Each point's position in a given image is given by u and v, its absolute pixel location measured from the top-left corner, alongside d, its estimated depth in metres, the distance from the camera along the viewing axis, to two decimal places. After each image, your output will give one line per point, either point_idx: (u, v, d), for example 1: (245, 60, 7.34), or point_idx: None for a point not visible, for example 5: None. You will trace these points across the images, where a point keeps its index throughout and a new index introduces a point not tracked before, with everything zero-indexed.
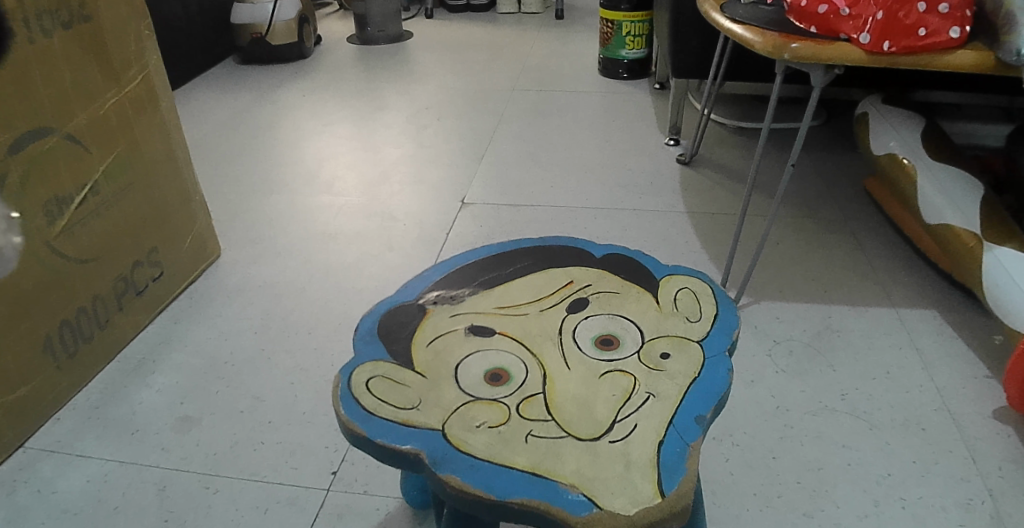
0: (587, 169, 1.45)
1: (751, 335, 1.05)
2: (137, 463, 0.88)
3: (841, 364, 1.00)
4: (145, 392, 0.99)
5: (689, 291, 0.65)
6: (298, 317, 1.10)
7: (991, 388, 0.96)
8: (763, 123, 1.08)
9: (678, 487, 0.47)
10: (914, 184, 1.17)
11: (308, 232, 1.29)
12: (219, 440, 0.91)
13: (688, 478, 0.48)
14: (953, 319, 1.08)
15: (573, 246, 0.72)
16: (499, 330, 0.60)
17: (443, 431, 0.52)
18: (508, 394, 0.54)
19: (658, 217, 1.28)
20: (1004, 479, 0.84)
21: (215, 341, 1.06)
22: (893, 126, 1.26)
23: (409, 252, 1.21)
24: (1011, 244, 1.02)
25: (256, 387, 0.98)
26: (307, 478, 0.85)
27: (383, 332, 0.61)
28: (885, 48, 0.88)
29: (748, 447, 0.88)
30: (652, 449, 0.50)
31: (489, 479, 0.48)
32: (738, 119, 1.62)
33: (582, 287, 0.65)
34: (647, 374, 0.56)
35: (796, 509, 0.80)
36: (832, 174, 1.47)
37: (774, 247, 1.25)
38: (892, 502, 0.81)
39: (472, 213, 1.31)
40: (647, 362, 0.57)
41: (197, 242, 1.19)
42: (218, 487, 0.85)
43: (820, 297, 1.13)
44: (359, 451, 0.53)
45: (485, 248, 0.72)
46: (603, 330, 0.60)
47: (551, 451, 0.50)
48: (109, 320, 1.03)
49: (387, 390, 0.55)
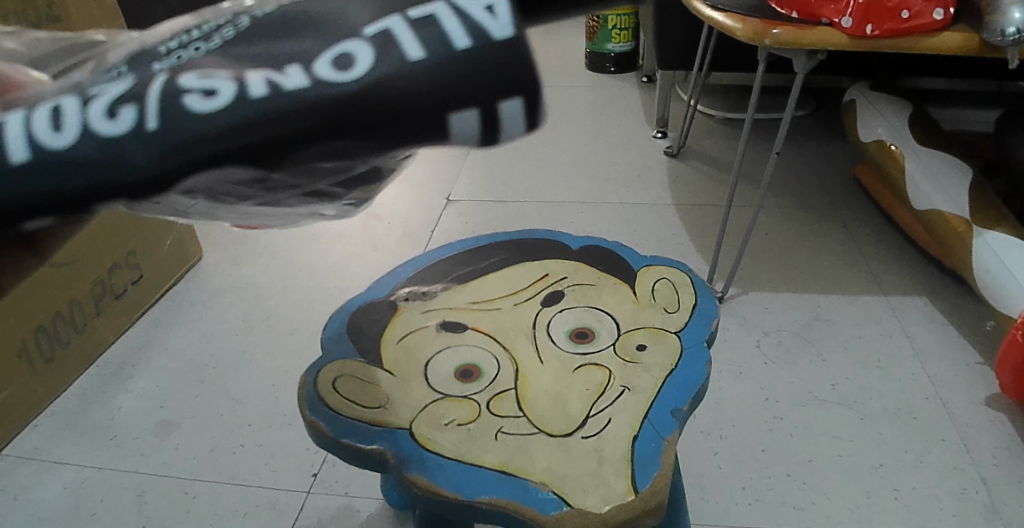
0: (574, 163, 1.43)
1: (739, 327, 1.04)
2: (116, 469, 0.86)
3: (831, 354, 0.98)
4: (124, 396, 0.97)
5: (667, 281, 0.64)
6: (280, 318, 1.08)
7: (983, 375, 0.94)
8: (747, 112, 1.06)
9: (652, 483, 0.46)
10: (902, 171, 1.15)
11: (291, 233, 1.27)
12: (199, 443, 0.89)
13: (663, 473, 0.47)
14: (944, 306, 1.07)
15: (550, 238, 0.70)
16: (471, 325, 0.59)
17: (411, 429, 0.50)
18: (478, 391, 0.53)
19: (645, 210, 1.26)
20: (999, 467, 0.82)
21: (196, 344, 1.05)
22: (881, 113, 1.25)
23: (393, 250, 1.20)
24: (1001, 228, 1.00)
25: (236, 390, 0.96)
26: (286, 480, 0.84)
27: (352, 330, 0.60)
28: (867, 31, 0.86)
29: (737, 439, 0.87)
30: (626, 443, 0.48)
31: (457, 478, 0.47)
32: (725, 110, 1.60)
33: (558, 280, 0.64)
34: (622, 367, 0.55)
35: (785, 502, 0.79)
36: (821, 162, 1.46)
37: (763, 237, 1.24)
38: (884, 494, 0.80)
39: (457, 210, 1.29)
40: (623, 355, 0.56)
41: (179, 245, 1.17)
42: (197, 491, 0.83)
43: (810, 287, 1.11)
44: (326, 453, 0.51)
45: (460, 242, 0.70)
46: (577, 323, 0.59)
47: (521, 448, 0.48)
48: (87, 325, 1.01)
49: (355, 389, 0.54)
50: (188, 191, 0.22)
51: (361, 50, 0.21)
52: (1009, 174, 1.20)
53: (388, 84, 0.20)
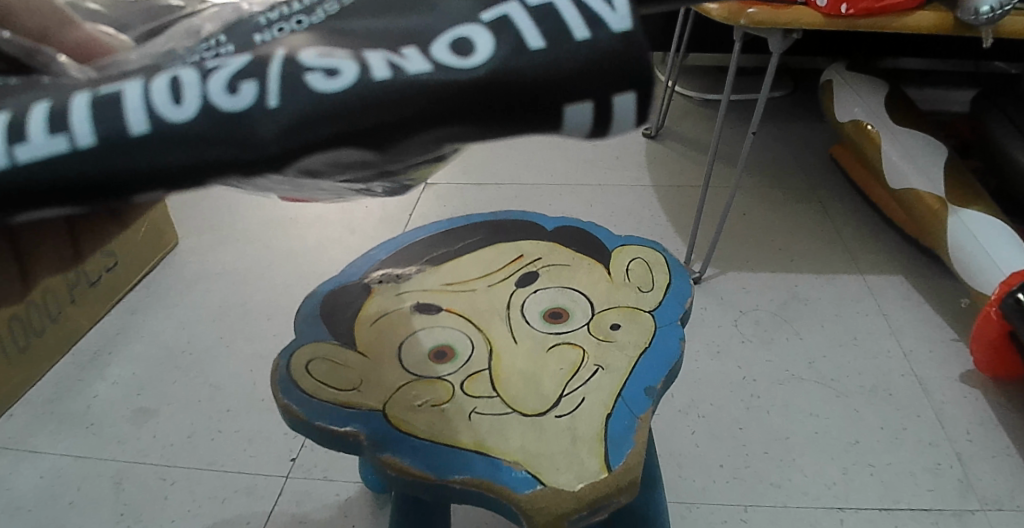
0: (552, 145, 1.42)
1: (717, 306, 1.04)
2: (92, 457, 0.86)
3: (808, 332, 0.99)
4: (100, 384, 0.96)
5: (642, 261, 0.64)
6: (257, 303, 1.07)
7: (957, 352, 0.96)
8: (723, 93, 1.06)
9: (626, 461, 0.46)
10: (879, 151, 1.16)
11: (268, 217, 1.26)
12: (177, 430, 0.88)
13: (637, 451, 0.47)
14: (919, 284, 1.08)
15: (525, 219, 0.70)
16: (445, 307, 0.59)
17: (385, 411, 0.50)
18: (452, 372, 0.53)
19: (623, 191, 1.27)
20: (972, 442, 0.84)
21: (172, 331, 1.03)
22: (858, 93, 1.25)
23: (370, 234, 1.19)
24: (976, 207, 1.01)
25: (213, 376, 0.96)
26: (265, 466, 0.83)
27: (325, 313, 0.59)
28: (842, 10, 0.86)
29: (714, 418, 0.87)
30: (599, 422, 0.49)
31: (431, 458, 0.47)
32: (704, 91, 1.60)
33: (533, 261, 0.64)
34: (596, 346, 0.55)
35: (762, 480, 0.80)
36: (799, 143, 1.46)
37: (741, 217, 1.24)
38: (860, 470, 0.81)
39: (435, 193, 1.29)
40: (597, 334, 0.56)
41: (154, 231, 1.15)
42: (175, 477, 0.83)
43: (787, 266, 1.12)
44: (302, 437, 0.51)
45: (435, 224, 0.70)
46: (552, 303, 0.59)
47: (494, 428, 0.48)
48: (62, 313, 0.99)
49: (328, 372, 0.53)
50: (307, 168, 0.23)
51: (478, 35, 0.23)
52: (983, 153, 1.21)
53: (512, 73, 0.22)
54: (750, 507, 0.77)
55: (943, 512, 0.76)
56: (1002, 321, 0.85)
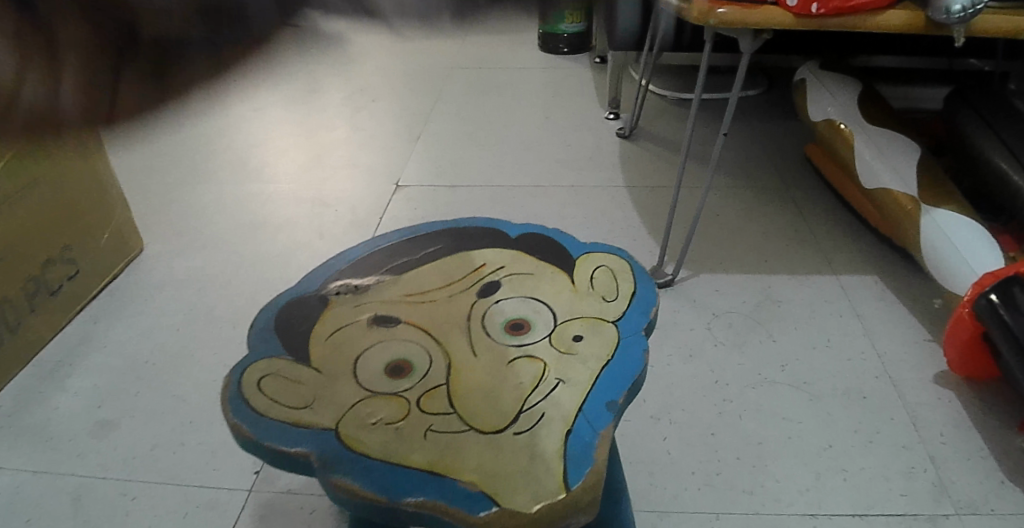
0: (526, 146, 1.41)
1: (690, 309, 1.04)
2: (50, 472, 0.83)
3: (781, 334, 0.99)
4: (61, 396, 0.93)
5: (607, 269, 0.63)
6: (223, 310, 1.05)
7: (931, 353, 0.95)
8: (695, 93, 1.05)
9: (584, 480, 0.45)
10: (853, 151, 1.16)
11: (236, 222, 1.23)
12: (138, 443, 0.86)
13: (596, 469, 0.45)
14: (893, 284, 1.08)
15: (488, 226, 0.68)
16: (404, 319, 0.57)
17: (338, 430, 0.48)
18: (409, 388, 0.51)
19: (597, 192, 1.25)
20: (946, 445, 0.83)
21: (136, 340, 1.01)
22: (831, 92, 1.25)
23: (340, 238, 1.17)
24: (949, 206, 1.01)
25: (177, 387, 0.93)
26: (229, 479, 0.81)
27: (280, 326, 0.57)
28: (812, 9, 0.85)
29: (687, 423, 0.86)
30: (559, 438, 0.47)
31: (385, 480, 0.45)
32: (678, 90, 1.60)
33: (496, 269, 0.62)
34: (557, 358, 0.53)
35: (735, 486, 0.79)
36: (774, 142, 1.46)
37: (715, 218, 1.23)
38: (834, 475, 0.80)
39: (406, 196, 1.27)
40: (559, 346, 0.54)
41: (117, 236, 1.13)
42: (136, 492, 0.80)
43: (761, 267, 1.11)
44: (254, 458, 0.49)
45: (397, 231, 0.68)
46: (514, 314, 0.57)
47: (450, 447, 0.47)
48: (20, 324, 0.97)
49: (280, 388, 0.52)
50: None
51: None
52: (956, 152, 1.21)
53: None
54: (721, 515, 0.76)
55: (916, 517, 0.76)
56: (975, 322, 0.84)
